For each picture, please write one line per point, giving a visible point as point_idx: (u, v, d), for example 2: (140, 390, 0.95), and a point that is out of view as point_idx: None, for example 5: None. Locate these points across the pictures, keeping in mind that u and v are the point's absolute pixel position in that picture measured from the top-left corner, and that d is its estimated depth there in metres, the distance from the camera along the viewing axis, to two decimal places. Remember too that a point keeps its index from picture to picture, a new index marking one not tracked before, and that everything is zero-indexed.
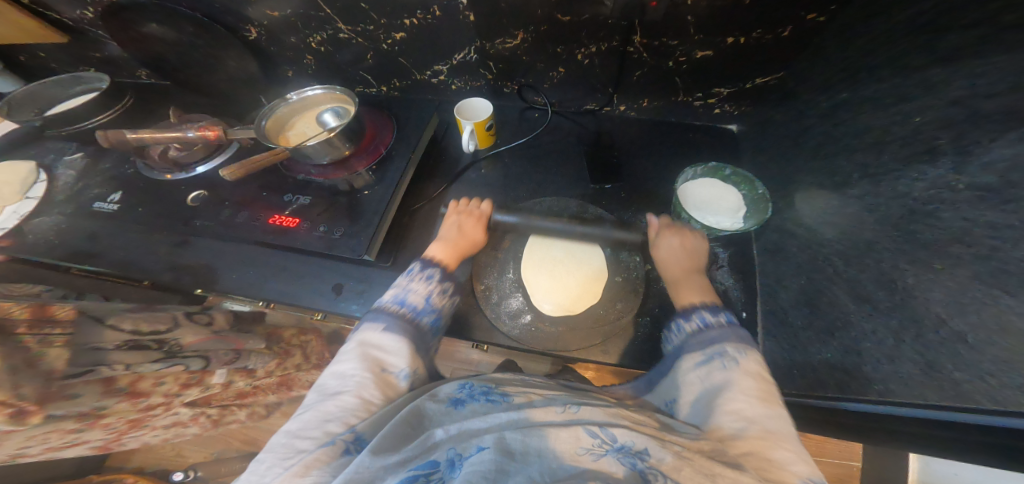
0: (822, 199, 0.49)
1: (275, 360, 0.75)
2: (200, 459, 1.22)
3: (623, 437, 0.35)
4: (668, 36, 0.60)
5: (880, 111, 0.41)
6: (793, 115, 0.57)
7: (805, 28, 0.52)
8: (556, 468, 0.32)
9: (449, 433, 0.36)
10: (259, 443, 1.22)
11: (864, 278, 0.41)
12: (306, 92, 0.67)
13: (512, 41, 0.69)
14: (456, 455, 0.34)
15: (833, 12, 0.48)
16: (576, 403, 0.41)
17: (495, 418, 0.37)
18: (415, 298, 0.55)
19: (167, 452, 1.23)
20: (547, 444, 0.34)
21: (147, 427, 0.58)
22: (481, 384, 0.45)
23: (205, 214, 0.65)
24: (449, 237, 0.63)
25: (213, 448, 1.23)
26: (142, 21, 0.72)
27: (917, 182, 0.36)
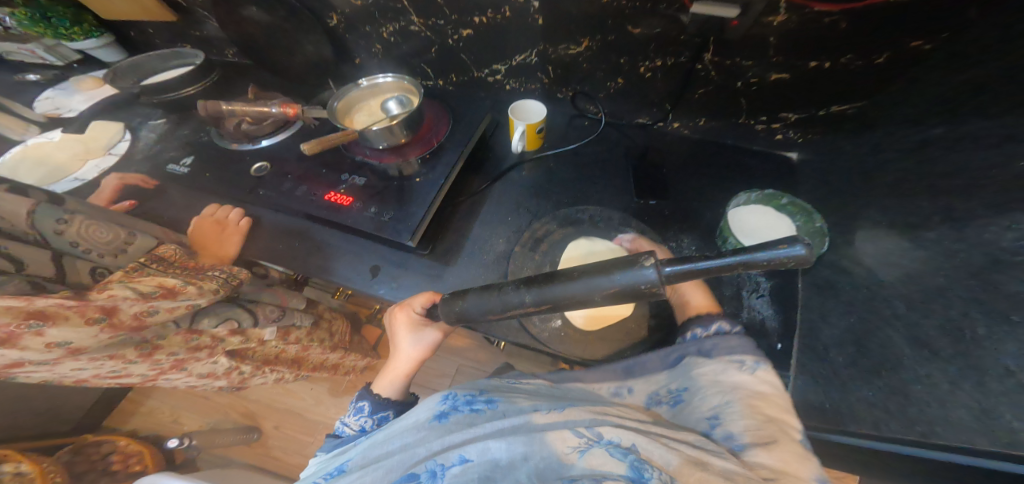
0: (889, 239, 0.47)
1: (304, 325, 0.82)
2: (194, 429, 1.28)
3: (609, 434, 0.39)
4: (741, 56, 0.61)
5: (975, 152, 0.40)
6: (867, 149, 0.56)
7: (904, 56, 0.49)
8: (547, 468, 0.36)
9: (433, 450, 0.42)
10: (256, 418, 1.27)
11: (927, 323, 0.40)
12: (378, 80, 0.69)
13: (576, 47, 0.71)
14: (440, 466, 0.38)
15: (941, 40, 0.45)
16: (566, 405, 0.47)
17: (476, 429, 0.43)
18: (349, 427, 0.60)
19: (164, 420, 1.29)
20: (535, 447, 0.38)
21: (184, 367, 0.70)
22: (468, 394, 0.51)
23: (268, 184, 0.68)
24: (399, 365, 0.63)
25: (208, 419, 1.28)
26: (243, 5, 0.77)
27: (1007, 230, 0.35)
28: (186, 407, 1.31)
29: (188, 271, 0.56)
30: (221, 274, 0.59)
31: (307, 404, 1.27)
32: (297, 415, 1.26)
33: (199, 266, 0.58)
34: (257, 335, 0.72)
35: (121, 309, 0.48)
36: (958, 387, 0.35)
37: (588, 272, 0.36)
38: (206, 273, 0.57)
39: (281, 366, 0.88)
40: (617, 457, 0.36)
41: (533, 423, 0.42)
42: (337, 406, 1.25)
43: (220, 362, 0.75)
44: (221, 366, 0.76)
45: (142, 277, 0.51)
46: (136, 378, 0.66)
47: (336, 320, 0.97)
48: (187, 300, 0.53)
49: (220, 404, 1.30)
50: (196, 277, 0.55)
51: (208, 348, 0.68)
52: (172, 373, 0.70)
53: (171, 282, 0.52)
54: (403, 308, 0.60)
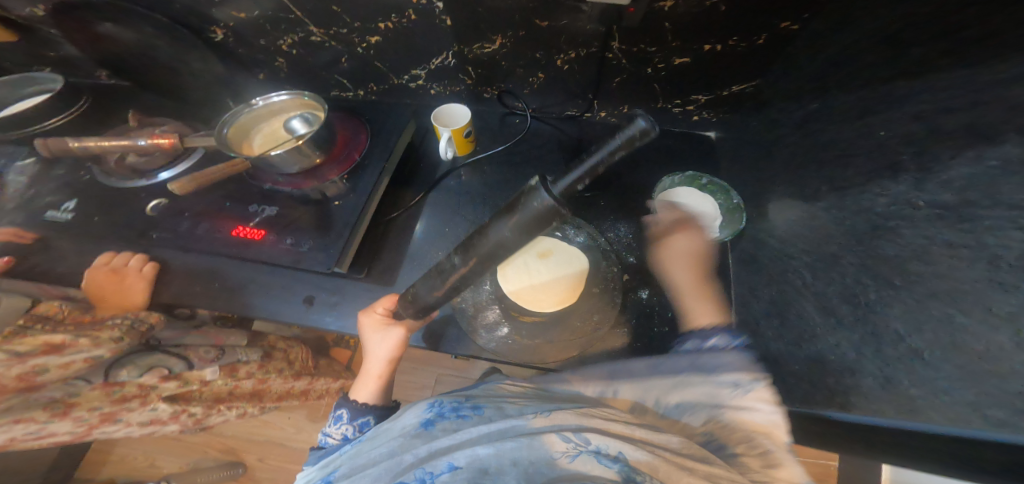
0: (793, 210, 0.50)
1: (255, 358, 0.71)
2: (174, 471, 1.17)
3: (597, 440, 0.38)
4: (646, 43, 0.60)
5: (850, 123, 0.42)
6: (767, 123, 0.59)
7: (778, 37, 0.52)
8: (534, 472, 0.34)
9: (420, 456, 0.40)
10: (236, 452, 1.19)
11: (829, 291, 0.42)
12: (272, 98, 0.64)
13: (490, 46, 0.69)
14: (429, 474, 0.36)
15: (803, 20, 0.48)
16: (553, 408, 0.45)
17: (462, 435, 0.41)
18: (331, 438, 0.57)
19: (139, 463, 1.18)
20: (522, 453, 0.36)
21: (117, 419, 0.61)
22: (454, 401, 0.50)
23: (163, 224, 0.62)
24: (376, 369, 0.59)
25: (189, 457, 1.19)
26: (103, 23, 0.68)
27: (878, 197, 0.38)
28: (162, 448, 1.20)
29: (83, 325, 0.51)
30: (122, 320, 0.54)
31: (288, 432, 1.20)
32: (281, 446, 1.19)
33: (97, 317, 0.53)
34: (196, 377, 0.63)
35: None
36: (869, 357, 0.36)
37: (498, 215, 0.41)
38: (104, 322, 0.52)
39: (239, 402, 0.76)
40: (606, 462, 0.34)
41: (523, 428, 0.41)
42: (318, 432, 1.19)
43: (160, 408, 0.64)
44: (165, 412, 0.65)
45: (15, 338, 0.45)
46: (65, 435, 0.58)
47: (295, 347, 0.83)
48: (86, 355, 0.49)
49: (194, 443, 1.21)
50: (89, 330, 0.50)
51: (140, 398, 0.59)
52: (107, 426, 0.61)
53: (58, 338, 0.47)
54: (367, 311, 0.59)
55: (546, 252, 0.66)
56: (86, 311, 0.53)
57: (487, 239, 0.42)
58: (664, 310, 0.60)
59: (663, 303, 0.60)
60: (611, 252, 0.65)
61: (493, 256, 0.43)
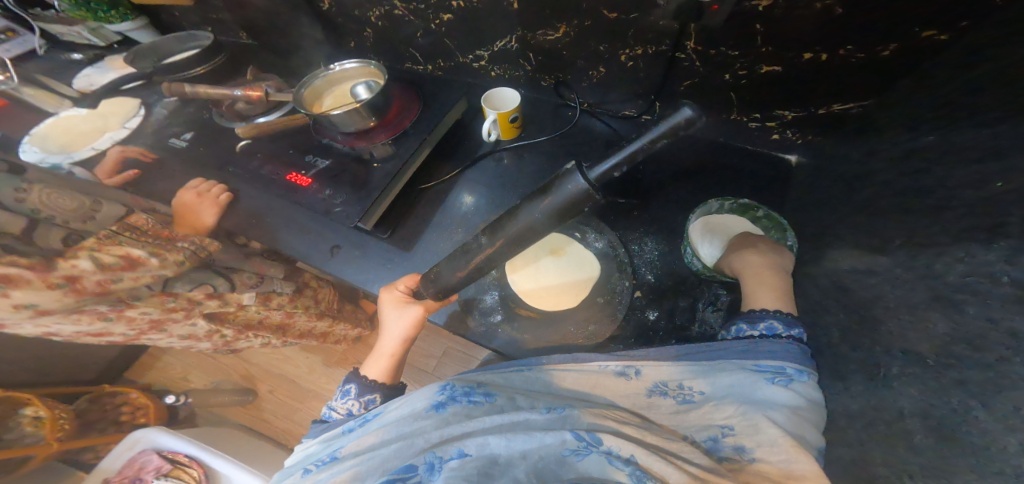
0: (852, 258, 0.41)
1: (288, 290, 0.86)
2: (200, 386, 1.40)
3: (609, 441, 0.36)
4: (726, 46, 0.55)
5: (962, 164, 0.34)
6: (863, 153, 0.49)
7: (909, 49, 0.43)
8: (545, 472, 0.34)
9: (433, 441, 0.40)
10: (252, 380, 1.38)
11: (870, 362, 0.34)
12: (340, 66, 0.71)
13: (554, 34, 0.68)
14: (439, 459, 0.36)
15: (961, 27, 0.38)
16: (568, 405, 0.43)
17: (474, 424, 0.41)
18: (336, 411, 0.59)
19: (174, 375, 1.43)
20: (531, 446, 0.37)
21: (165, 328, 0.76)
22: (467, 384, 0.48)
23: (239, 161, 0.73)
24: (389, 346, 0.63)
25: (213, 378, 1.41)
26: None
27: (957, 263, 0.29)
28: (192, 365, 1.44)
29: (159, 241, 0.64)
30: (186, 245, 0.67)
31: (300, 371, 1.38)
32: (291, 382, 1.37)
33: (176, 237, 0.67)
34: (235, 298, 0.77)
35: (84, 278, 0.55)
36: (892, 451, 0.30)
37: (529, 198, 0.44)
38: (176, 245, 0.66)
39: (265, 331, 0.93)
40: (617, 466, 0.34)
41: (532, 422, 0.40)
42: (329, 376, 1.35)
43: (200, 325, 0.79)
44: (202, 329, 0.81)
45: (109, 246, 0.57)
46: (119, 336, 0.73)
47: (324, 288, 0.98)
48: (149, 266, 0.61)
49: (224, 365, 1.42)
50: (161, 248, 0.63)
51: (185, 310, 0.73)
52: (155, 333, 0.76)
53: (139, 252, 0.60)
54: (389, 288, 0.62)
55: (559, 252, 0.66)
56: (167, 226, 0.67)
57: (514, 223, 0.45)
58: (669, 337, 0.54)
59: (670, 330, 0.54)
60: (626, 264, 0.60)
61: (520, 240, 0.46)
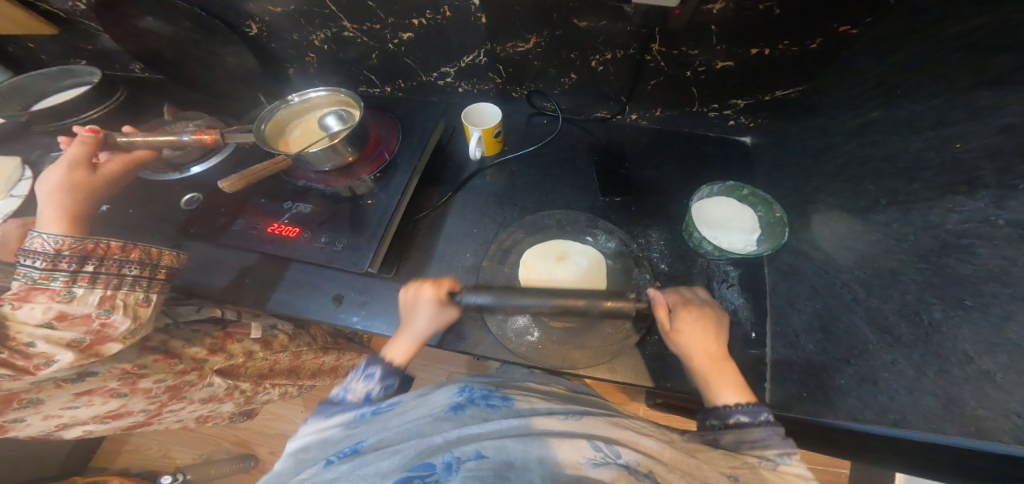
0: (843, 224, 0.49)
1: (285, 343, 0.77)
2: (189, 462, 1.21)
3: (626, 453, 0.37)
4: (688, 45, 0.58)
5: (915, 134, 0.41)
6: (812, 130, 0.57)
7: (835, 40, 0.49)
8: (558, 474, 0.33)
9: (450, 439, 0.38)
10: (250, 445, 1.22)
11: (886, 308, 0.42)
12: (309, 95, 0.65)
13: (524, 45, 0.66)
14: (455, 459, 0.35)
15: (866, 24, 0.46)
16: (582, 413, 0.45)
17: (491, 425, 0.40)
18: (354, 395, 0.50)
19: (155, 454, 1.23)
20: (548, 452, 0.36)
21: (184, 396, 0.70)
22: (485, 388, 0.49)
23: (200, 219, 0.64)
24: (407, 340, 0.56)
25: (202, 450, 1.22)
26: (136, 14, 0.68)
27: (950, 213, 0.36)
28: (175, 440, 1.24)
29: (100, 274, 0.47)
30: (135, 272, 0.50)
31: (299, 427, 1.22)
32: None
33: (119, 261, 0.48)
34: (242, 351, 0.72)
35: (69, 355, 0.46)
36: (902, 374, 0.39)
37: None
38: (124, 280, 0.49)
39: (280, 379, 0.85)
40: (636, 480, 0.34)
41: (550, 426, 0.41)
42: None
43: (216, 384, 0.72)
44: (221, 388, 0.74)
45: (76, 300, 0.45)
46: (139, 415, 0.68)
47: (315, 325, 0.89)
48: (114, 331, 0.48)
49: (209, 434, 1.24)
50: (109, 294, 0.47)
51: (195, 370, 0.67)
52: (175, 404, 0.70)
53: (86, 312, 0.46)
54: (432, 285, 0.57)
55: (564, 255, 0.67)
56: (92, 238, 0.48)
57: None
58: None
59: None
60: (640, 257, 0.66)
61: None
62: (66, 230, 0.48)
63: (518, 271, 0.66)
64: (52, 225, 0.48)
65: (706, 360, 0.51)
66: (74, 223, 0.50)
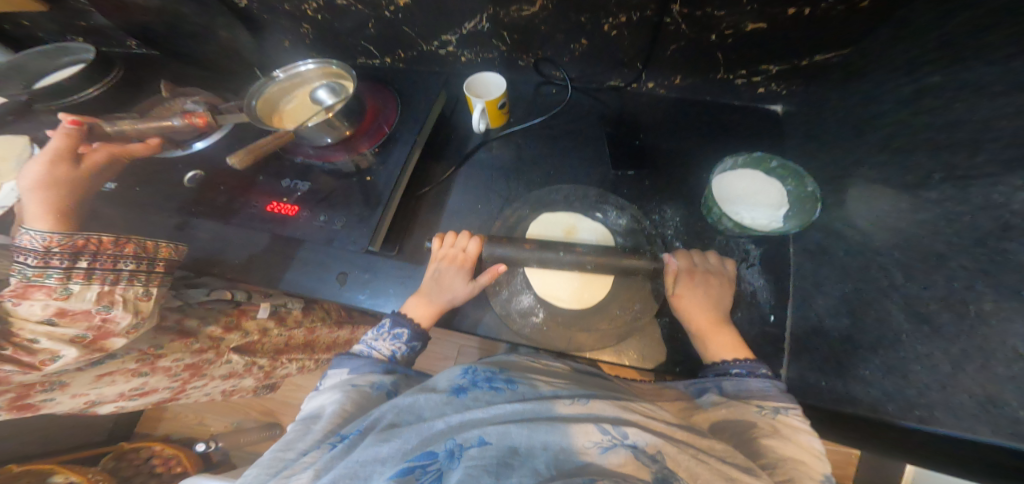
0: (884, 200, 0.44)
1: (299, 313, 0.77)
2: (221, 429, 1.29)
3: (635, 435, 0.35)
4: (712, 7, 0.51)
5: (979, 100, 0.35)
6: (853, 96, 0.51)
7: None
8: (563, 459, 0.32)
9: (452, 423, 0.37)
10: (275, 414, 1.28)
11: (926, 297, 0.38)
12: (298, 68, 0.61)
13: (530, 8, 0.60)
14: (458, 446, 0.34)
15: None
16: (590, 396, 0.41)
17: (495, 409, 0.38)
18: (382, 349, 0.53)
19: (190, 421, 1.30)
20: (553, 438, 0.34)
21: (205, 373, 0.71)
22: (488, 370, 0.46)
23: (200, 198, 0.63)
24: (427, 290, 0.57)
25: (232, 419, 1.29)
26: None
27: (1016, 192, 0.32)
28: (206, 409, 1.30)
29: (96, 269, 0.47)
30: (131, 266, 0.49)
31: None
32: None
33: (113, 256, 0.48)
34: (257, 328, 0.72)
35: (67, 351, 0.47)
36: (938, 369, 0.36)
37: None
38: (121, 275, 0.48)
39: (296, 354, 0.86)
40: (643, 461, 0.32)
41: (556, 411, 0.38)
42: None
43: (234, 361, 0.73)
44: (239, 364, 0.75)
45: (73, 295, 0.45)
46: (165, 391, 0.70)
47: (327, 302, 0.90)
48: (115, 326, 0.48)
49: (237, 405, 1.30)
50: (106, 290, 0.47)
51: (213, 348, 0.67)
52: (197, 381, 0.72)
53: (85, 308, 0.46)
54: (446, 248, 0.59)
55: (573, 229, 0.64)
56: (82, 233, 0.47)
57: None
58: None
59: None
60: (653, 236, 0.62)
61: None
62: (53, 227, 0.48)
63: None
64: (38, 221, 0.48)
65: (703, 327, 0.53)
66: (63, 217, 0.50)
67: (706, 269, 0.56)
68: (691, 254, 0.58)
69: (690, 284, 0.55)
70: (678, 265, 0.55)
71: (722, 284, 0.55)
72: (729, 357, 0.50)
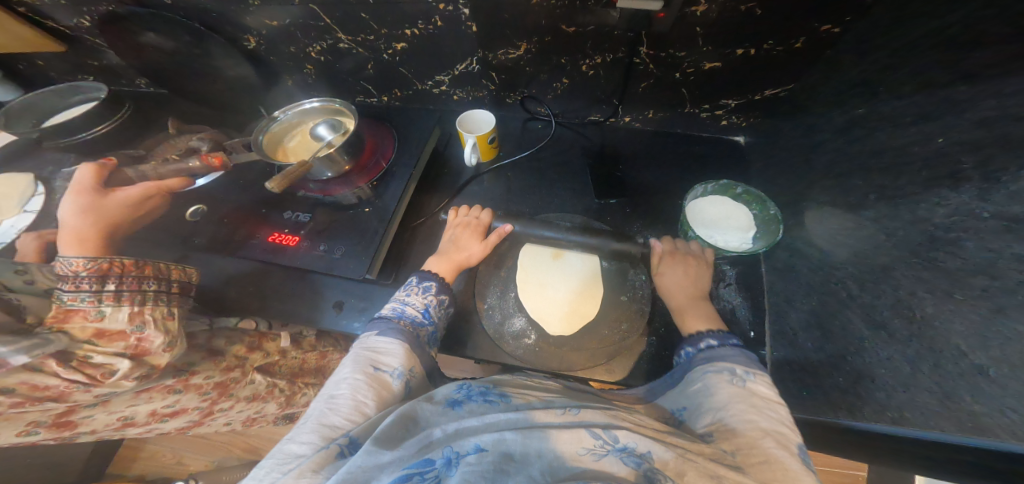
0: (836, 219, 0.49)
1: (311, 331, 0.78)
2: (202, 468, 1.23)
3: (626, 438, 0.36)
4: (674, 48, 0.58)
5: (900, 128, 0.41)
6: (802, 126, 0.57)
7: (819, 41, 0.49)
8: (557, 466, 0.33)
9: (448, 432, 0.38)
10: (261, 451, 1.24)
11: (880, 305, 0.42)
12: (304, 105, 0.67)
13: (515, 51, 0.67)
14: (455, 453, 0.35)
15: (847, 22, 0.46)
16: (581, 406, 0.42)
17: (490, 418, 0.39)
18: (412, 306, 0.55)
19: (169, 461, 1.24)
20: (547, 445, 0.35)
21: (231, 393, 0.69)
22: (483, 384, 0.46)
23: (203, 230, 0.66)
24: (446, 251, 0.64)
25: (214, 457, 1.23)
26: (139, 30, 0.70)
27: (938, 207, 0.36)
28: (186, 447, 1.25)
29: (123, 291, 0.48)
30: (155, 286, 0.51)
31: None
32: None
33: (138, 278, 0.49)
34: (274, 348, 0.72)
35: (114, 371, 0.48)
36: (897, 371, 0.39)
37: None
38: (147, 296, 0.49)
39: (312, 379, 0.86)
40: (635, 468, 0.34)
41: (548, 420, 0.39)
42: None
43: (258, 381, 0.72)
44: (263, 385, 0.73)
45: (105, 317, 0.46)
46: (193, 414, 0.67)
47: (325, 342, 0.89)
48: (149, 345, 0.49)
49: (221, 441, 1.25)
50: (137, 309, 0.48)
51: (239, 368, 0.67)
52: (224, 402, 0.69)
53: (120, 329, 0.47)
54: (458, 215, 0.68)
55: (560, 253, 0.68)
56: (106, 257, 0.48)
57: None
58: None
59: None
60: (636, 258, 0.66)
61: None
62: (82, 251, 0.50)
63: (516, 274, 0.67)
64: (71, 246, 0.50)
65: (677, 305, 0.58)
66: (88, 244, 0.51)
67: (688, 253, 0.61)
68: (673, 240, 0.64)
69: (670, 263, 0.61)
70: (661, 247, 0.62)
71: (700, 265, 0.60)
72: (705, 329, 0.53)
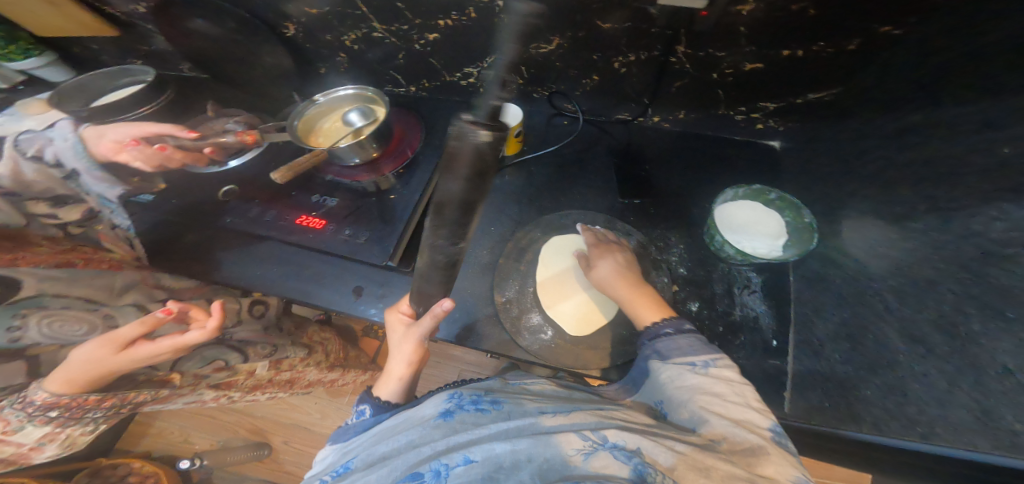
0: (877, 230, 0.47)
1: (302, 354, 0.76)
2: (206, 448, 1.26)
3: (615, 436, 0.35)
4: (714, 47, 0.56)
5: (958, 138, 0.39)
6: (845, 133, 0.55)
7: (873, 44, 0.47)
8: (548, 470, 0.33)
9: (438, 449, 0.38)
10: (263, 433, 1.26)
11: (920, 319, 0.40)
12: (337, 92, 0.68)
13: (546, 46, 0.65)
14: (444, 467, 0.35)
15: (909, 24, 0.42)
16: (573, 409, 0.42)
17: (482, 430, 0.39)
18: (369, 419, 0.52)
19: (175, 439, 1.27)
20: (537, 449, 0.35)
21: (172, 400, 0.64)
22: (474, 393, 0.45)
23: (234, 210, 0.67)
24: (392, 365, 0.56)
25: (218, 437, 1.27)
26: (186, 16, 0.72)
27: (996, 220, 0.35)
28: (193, 426, 1.28)
29: (63, 417, 0.48)
30: (99, 413, 0.52)
31: (312, 418, 1.26)
32: (302, 429, 1.26)
33: (89, 408, 0.50)
34: (247, 370, 0.67)
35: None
36: (932, 388, 0.38)
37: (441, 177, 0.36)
38: (82, 420, 0.51)
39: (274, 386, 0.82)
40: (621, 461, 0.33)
41: (541, 424, 0.39)
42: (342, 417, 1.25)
43: (203, 393, 0.67)
44: (208, 395, 0.69)
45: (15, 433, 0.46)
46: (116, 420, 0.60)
47: (330, 341, 0.88)
48: (35, 453, 0.51)
49: (227, 422, 1.28)
50: (54, 431, 0.49)
51: (192, 385, 0.62)
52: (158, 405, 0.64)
53: (23, 442, 0.48)
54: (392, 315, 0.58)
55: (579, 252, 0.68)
56: (84, 391, 0.48)
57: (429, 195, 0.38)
58: (717, 324, 0.59)
59: (715, 317, 0.59)
60: (658, 260, 0.65)
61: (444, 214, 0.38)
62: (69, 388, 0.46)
63: (536, 268, 0.67)
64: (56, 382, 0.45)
65: (632, 295, 0.57)
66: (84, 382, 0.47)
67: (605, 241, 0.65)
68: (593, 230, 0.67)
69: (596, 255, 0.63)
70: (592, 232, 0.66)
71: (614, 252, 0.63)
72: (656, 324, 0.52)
